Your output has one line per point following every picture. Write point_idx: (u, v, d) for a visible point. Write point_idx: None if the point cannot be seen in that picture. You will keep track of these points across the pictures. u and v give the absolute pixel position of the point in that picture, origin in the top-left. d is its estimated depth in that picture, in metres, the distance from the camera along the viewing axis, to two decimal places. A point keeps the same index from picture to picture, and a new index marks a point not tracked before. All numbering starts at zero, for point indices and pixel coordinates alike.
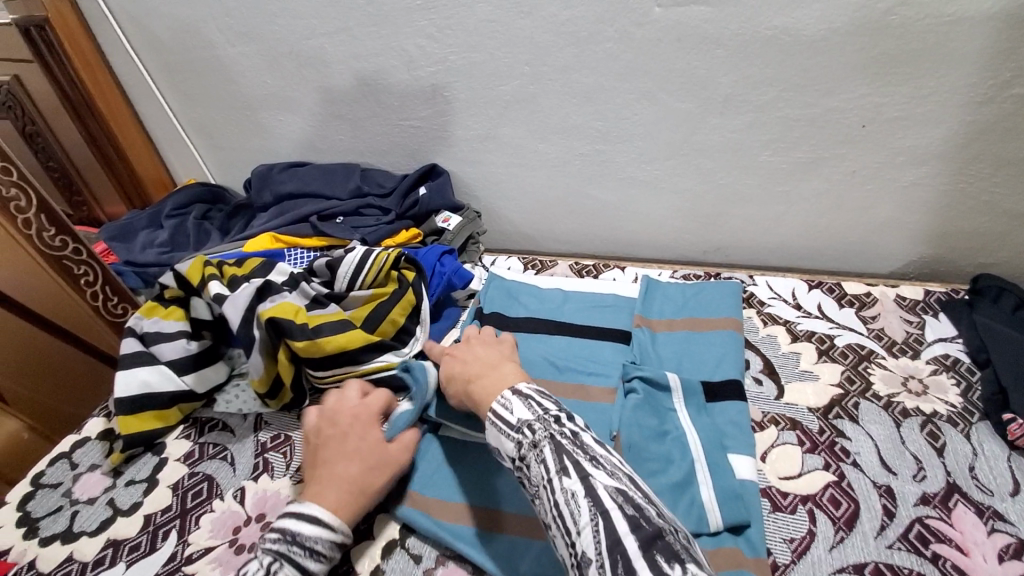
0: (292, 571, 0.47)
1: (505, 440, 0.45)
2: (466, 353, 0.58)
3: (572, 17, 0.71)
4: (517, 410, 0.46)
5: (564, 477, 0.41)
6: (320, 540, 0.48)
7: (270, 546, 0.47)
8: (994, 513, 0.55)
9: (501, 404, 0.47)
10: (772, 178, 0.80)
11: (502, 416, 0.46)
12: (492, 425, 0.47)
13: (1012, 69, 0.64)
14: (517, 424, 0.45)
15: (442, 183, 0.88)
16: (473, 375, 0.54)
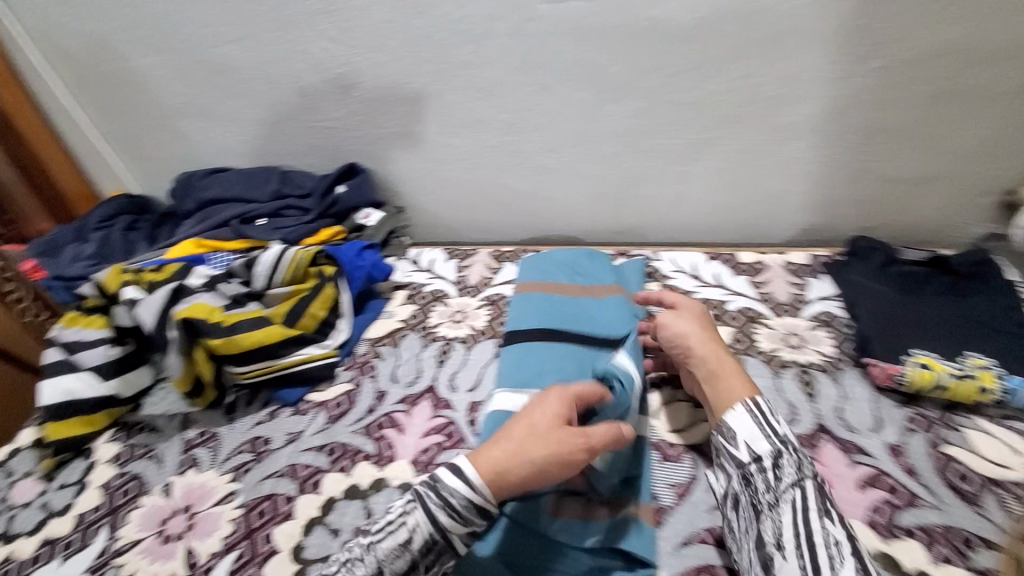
0: (422, 517, 0.48)
1: (763, 440, 0.51)
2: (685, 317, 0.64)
3: (465, 15, 0.75)
4: (771, 424, 0.52)
5: (828, 522, 0.45)
6: (457, 495, 0.47)
7: (415, 487, 0.49)
8: (856, 448, 0.59)
9: (760, 405, 0.53)
10: (668, 159, 0.86)
11: (767, 420, 0.52)
12: (741, 417, 0.53)
13: (863, 46, 0.71)
14: (783, 436, 0.51)
15: (361, 181, 0.91)
16: (708, 362, 0.59)
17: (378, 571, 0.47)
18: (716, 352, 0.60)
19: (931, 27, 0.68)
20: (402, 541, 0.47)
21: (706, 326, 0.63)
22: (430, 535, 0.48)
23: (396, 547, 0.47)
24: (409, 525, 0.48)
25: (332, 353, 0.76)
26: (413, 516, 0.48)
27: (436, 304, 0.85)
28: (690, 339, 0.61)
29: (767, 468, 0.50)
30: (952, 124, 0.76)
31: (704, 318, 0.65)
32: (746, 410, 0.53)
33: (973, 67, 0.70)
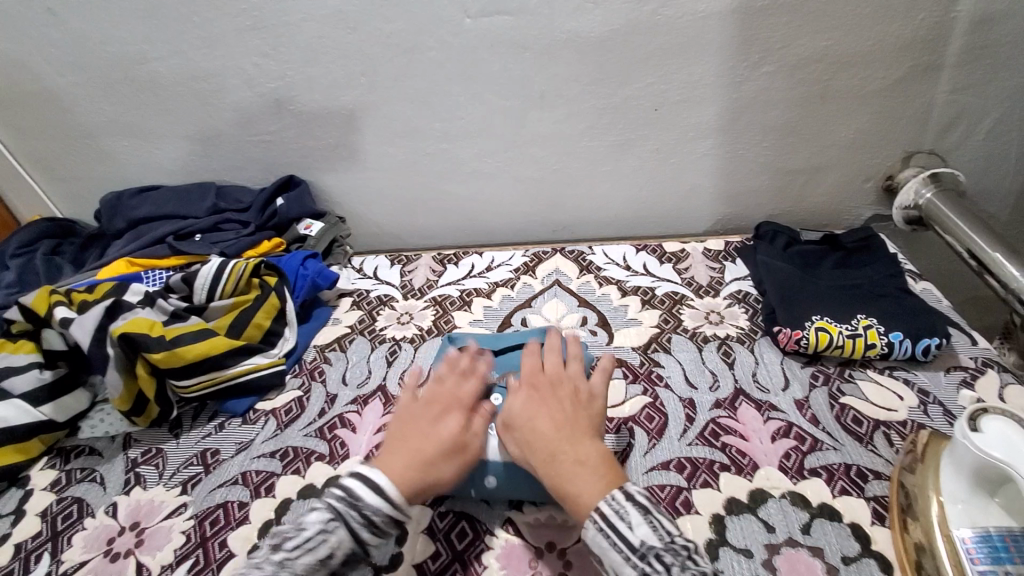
0: (345, 534, 0.46)
1: (626, 564, 0.42)
2: (544, 412, 0.54)
3: (394, 31, 0.80)
4: (637, 529, 0.43)
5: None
6: (379, 513, 0.47)
7: (332, 503, 0.47)
8: (770, 405, 0.67)
9: (614, 509, 0.44)
10: (595, 160, 0.92)
11: (622, 532, 0.43)
12: (597, 538, 0.44)
13: (753, 53, 0.80)
14: (642, 550, 0.42)
15: (299, 193, 0.92)
16: (550, 453, 0.50)
17: None
18: (558, 437, 0.51)
19: (809, 35, 0.78)
20: (321, 557, 0.45)
21: (566, 407, 0.54)
22: (351, 549, 0.47)
23: (313, 565, 0.45)
24: (328, 542, 0.46)
25: (278, 361, 0.77)
26: (336, 533, 0.46)
27: (382, 308, 0.88)
28: (534, 437, 0.52)
29: None
30: (834, 121, 0.86)
31: (543, 386, 0.57)
32: (598, 528, 0.44)
33: (845, 71, 0.81)
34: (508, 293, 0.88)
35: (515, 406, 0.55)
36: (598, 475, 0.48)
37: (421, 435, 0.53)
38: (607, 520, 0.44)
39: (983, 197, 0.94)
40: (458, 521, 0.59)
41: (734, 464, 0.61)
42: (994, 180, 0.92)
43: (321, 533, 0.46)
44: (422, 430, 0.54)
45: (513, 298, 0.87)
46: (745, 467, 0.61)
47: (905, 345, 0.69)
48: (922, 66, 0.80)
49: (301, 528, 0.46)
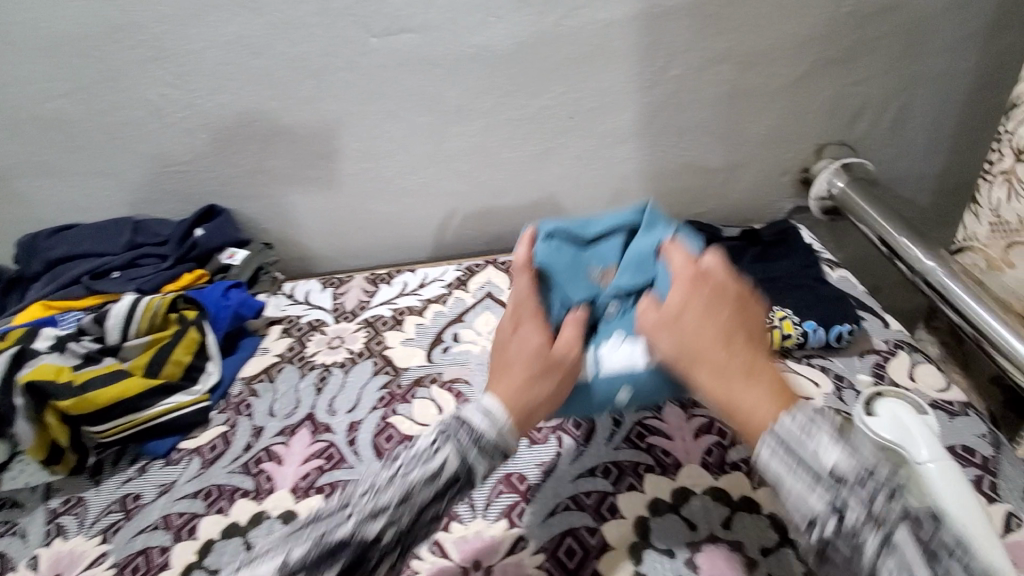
0: (453, 453, 0.47)
1: (810, 492, 0.38)
2: (703, 319, 0.47)
3: (301, 53, 0.80)
4: (830, 453, 0.39)
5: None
6: (490, 428, 0.48)
7: (446, 422, 0.49)
8: (694, 403, 0.68)
9: (800, 431, 0.41)
10: (519, 170, 0.93)
11: (806, 460, 0.39)
12: (771, 464, 0.41)
13: (658, 58, 0.82)
14: (833, 474, 0.38)
15: (221, 222, 0.90)
16: (724, 365, 0.45)
17: (403, 501, 0.45)
18: (756, 343, 0.47)
19: (708, 38, 0.81)
20: (433, 472, 0.46)
21: (741, 308, 0.48)
22: (456, 470, 0.46)
23: (426, 478, 0.46)
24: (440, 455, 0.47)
25: (201, 397, 0.75)
26: (443, 449, 0.47)
27: (312, 334, 0.86)
28: (691, 349, 0.46)
29: (831, 533, 0.37)
30: (747, 118, 0.89)
31: (711, 280, 0.49)
32: (773, 449, 0.41)
33: (748, 70, 0.84)
34: (440, 309, 0.87)
35: (673, 307, 0.48)
36: (772, 394, 0.44)
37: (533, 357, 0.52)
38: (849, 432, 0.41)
39: (896, 183, 0.97)
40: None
41: (658, 464, 0.62)
42: (904, 166, 0.95)
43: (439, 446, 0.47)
44: (510, 348, 0.54)
45: (445, 313, 0.86)
46: (669, 467, 0.62)
47: (818, 332, 0.70)
48: (820, 61, 0.84)
49: (416, 445, 0.48)
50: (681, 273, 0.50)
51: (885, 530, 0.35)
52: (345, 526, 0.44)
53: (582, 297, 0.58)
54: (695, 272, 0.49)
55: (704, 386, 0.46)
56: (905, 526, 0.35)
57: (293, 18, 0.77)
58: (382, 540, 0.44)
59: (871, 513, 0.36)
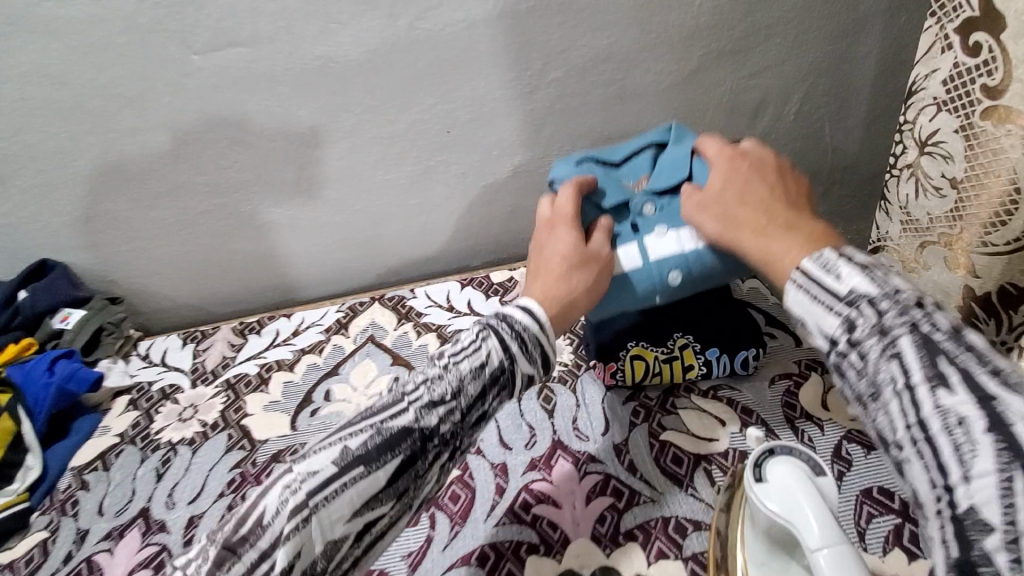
0: (496, 342, 0.48)
1: (828, 314, 0.35)
2: (747, 191, 0.49)
3: (112, 79, 0.67)
4: (847, 278, 0.35)
5: (943, 391, 0.30)
6: (527, 330, 0.50)
7: (485, 320, 0.51)
8: (587, 457, 0.59)
9: (821, 266, 0.37)
10: (399, 194, 0.82)
11: (826, 284, 0.36)
12: (795, 296, 0.38)
13: (535, 60, 0.73)
14: (850, 297, 0.35)
15: (51, 281, 0.77)
16: (772, 226, 0.45)
17: (456, 393, 0.46)
18: (772, 202, 0.47)
19: (587, 35, 0.72)
20: (478, 365, 0.47)
21: (773, 184, 0.50)
22: (500, 362, 0.48)
23: (473, 367, 0.47)
24: (485, 346, 0.48)
25: (18, 498, 0.63)
26: (489, 341, 0.48)
27: (163, 404, 0.74)
28: (734, 215, 0.48)
29: (845, 352, 0.34)
30: (644, 119, 0.81)
31: (755, 168, 0.52)
32: (799, 286, 0.38)
33: (637, 67, 0.75)
34: (314, 361, 0.76)
35: (714, 185, 0.51)
36: (795, 232, 0.44)
37: (544, 270, 0.54)
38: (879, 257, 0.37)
39: (813, 177, 0.91)
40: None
41: (543, 542, 0.53)
42: (817, 159, 0.89)
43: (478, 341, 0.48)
44: (543, 254, 0.55)
45: (319, 365, 0.75)
46: (555, 544, 0.53)
47: (722, 360, 0.63)
48: (714, 53, 0.76)
49: (458, 341, 0.49)
50: (725, 164, 0.53)
51: (888, 346, 0.32)
52: (401, 416, 0.44)
53: (618, 201, 0.59)
54: (732, 154, 0.53)
55: (743, 246, 0.46)
56: (925, 327, 0.32)
57: (94, 38, 0.65)
58: (427, 431, 0.44)
59: (881, 325, 0.33)
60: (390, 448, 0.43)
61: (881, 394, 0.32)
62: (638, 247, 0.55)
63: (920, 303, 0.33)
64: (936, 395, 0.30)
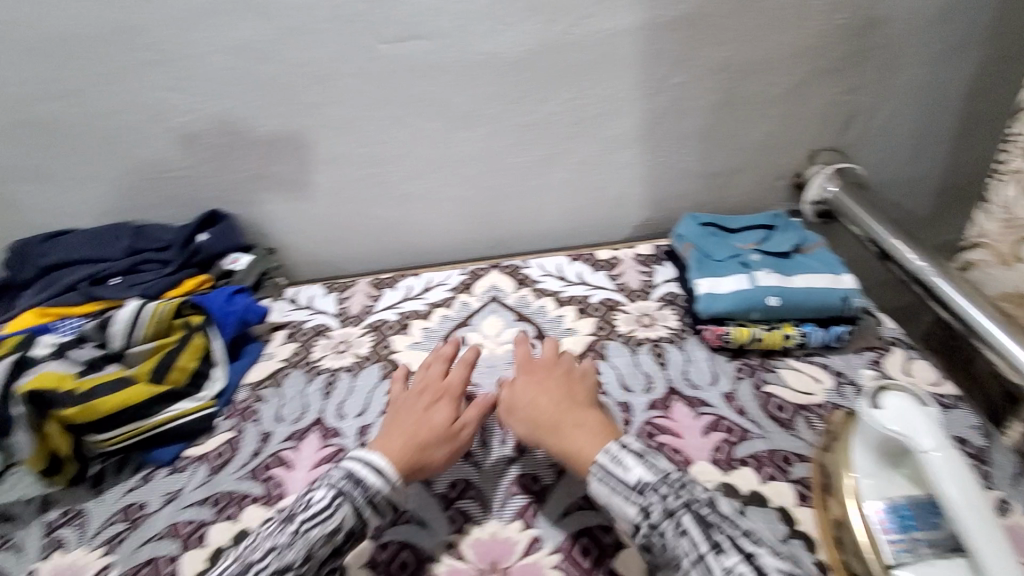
0: (349, 511, 0.53)
1: (628, 504, 0.50)
2: (547, 389, 0.63)
3: (310, 59, 0.79)
4: (633, 469, 0.51)
5: (722, 556, 0.45)
6: (376, 492, 0.55)
7: (336, 482, 0.55)
8: (700, 401, 0.70)
9: (611, 458, 0.53)
10: (524, 175, 0.94)
11: (621, 475, 0.51)
12: (599, 483, 0.52)
13: (663, 66, 0.84)
14: (638, 486, 0.50)
15: (224, 229, 0.89)
16: (555, 417, 0.59)
17: (307, 558, 0.51)
18: (570, 407, 0.60)
19: (709, 47, 0.84)
20: (330, 531, 0.52)
21: (574, 398, 0.61)
22: (354, 526, 0.53)
23: (324, 536, 0.52)
24: (341, 514, 0.52)
25: (207, 404, 0.74)
26: (341, 508, 0.53)
27: (317, 338, 0.86)
28: (563, 429, 0.58)
29: (648, 532, 0.48)
30: (743, 126, 0.92)
31: (576, 392, 0.62)
32: (600, 476, 0.52)
33: (747, 79, 0.87)
34: (446, 313, 0.88)
35: (516, 399, 0.63)
36: (593, 435, 0.56)
37: (411, 424, 0.62)
38: (651, 451, 0.54)
39: (885, 187, 1.01)
40: (405, 512, 0.62)
41: (668, 462, 0.63)
42: (891, 173, 0.99)
43: (334, 508, 0.53)
44: (417, 417, 0.63)
45: (451, 317, 0.87)
46: (678, 463, 0.63)
47: (817, 332, 0.74)
48: (816, 69, 0.87)
49: (312, 502, 0.53)
50: (544, 366, 0.66)
51: (676, 521, 0.47)
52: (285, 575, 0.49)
53: (729, 253, 0.82)
54: (563, 395, 0.62)
55: (569, 441, 0.57)
56: (695, 507, 0.48)
57: (305, 23, 0.76)
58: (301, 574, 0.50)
59: (666, 509, 0.48)
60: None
61: (676, 562, 0.46)
62: (754, 292, 0.75)
63: (675, 478, 0.51)
64: (719, 558, 0.45)
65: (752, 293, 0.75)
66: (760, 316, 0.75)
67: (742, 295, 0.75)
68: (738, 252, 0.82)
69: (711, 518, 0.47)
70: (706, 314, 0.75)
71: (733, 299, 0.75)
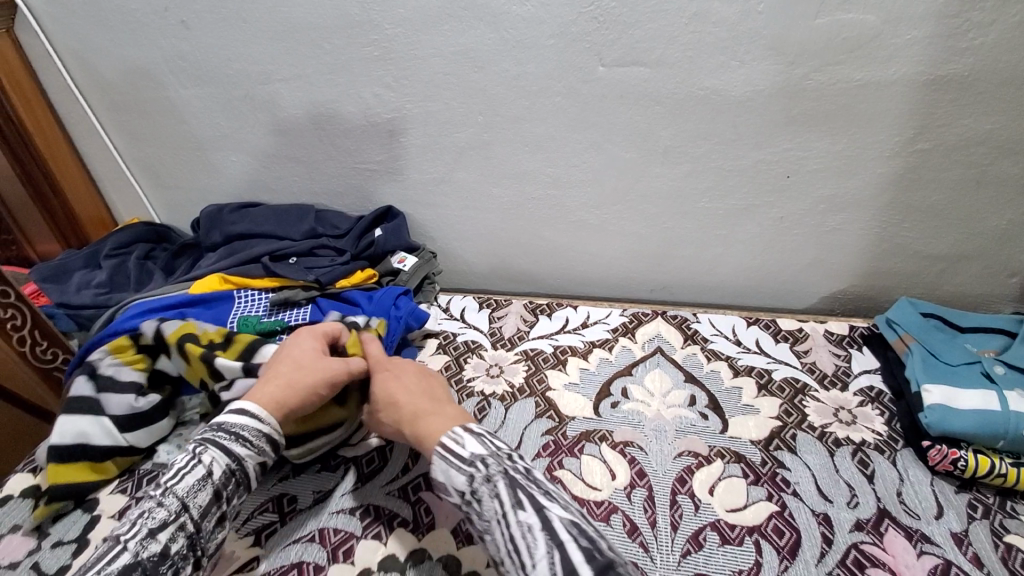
0: (216, 452, 0.53)
1: (459, 474, 0.50)
2: (405, 382, 0.61)
3: (521, 73, 0.76)
4: (469, 445, 0.51)
5: (520, 511, 0.46)
6: (247, 427, 0.55)
7: (198, 436, 0.55)
8: (922, 536, 0.58)
9: (451, 439, 0.52)
10: (711, 222, 0.86)
11: (456, 452, 0.51)
12: (441, 466, 0.51)
13: (913, 128, 0.73)
14: (470, 459, 0.50)
15: (397, 225, 0.90)
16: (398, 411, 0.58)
17: (185, 506, 0.51)
18: (429, 400, 0.59)
19: (976, 116, 0.70)
20: (202, 475, 0.52)
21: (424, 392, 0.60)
22: (226, 465, 0.53)
23: (198, 481, 0.52)
24: (205, 461, 0.52)
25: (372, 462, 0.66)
26: (207, 453, 0.53)
27: (470, 356, 0.82)
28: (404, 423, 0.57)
29: (468, 500, 0.49)
30: (990, 209, 0.78)
31: (424, 387, 0.61)
32: (440, 458, 0.51)
33: (1014, 156, 0.73)
34: (605, 357, 0.81)
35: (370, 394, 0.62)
36: (450, 419, 0.55)
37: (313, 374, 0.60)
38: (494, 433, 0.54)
39: None
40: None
41: None
42: None
43: (197, 459, 0.53)
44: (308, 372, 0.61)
45: (610, 362, 0.80)
46: None
47: None
48: None
49: (170, 464, 0.53)
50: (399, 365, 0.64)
51: (492, 484, 0.48)
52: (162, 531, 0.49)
53: (964, 359, 0.70)
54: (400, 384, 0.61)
55: (423, 430, 0.55)
56: (510, 475, 0.49)
57: (526, 36, 0.72)
58: (191, 512, 0.51)
59: (486, 476, 0.49)
60: (206, 516, 0.52)
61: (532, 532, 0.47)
62: (1007, 416, 0.63)
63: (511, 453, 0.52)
64: (516, 514, 0.46)
65: (1004, 417, 0.63)
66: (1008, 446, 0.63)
67: (990, 417, 0.63)
68: (976, 359, 0.70)
69: (521, 482, 0.49)
70: (938, 432, 0.64)
71: (976, 419, 0.64)
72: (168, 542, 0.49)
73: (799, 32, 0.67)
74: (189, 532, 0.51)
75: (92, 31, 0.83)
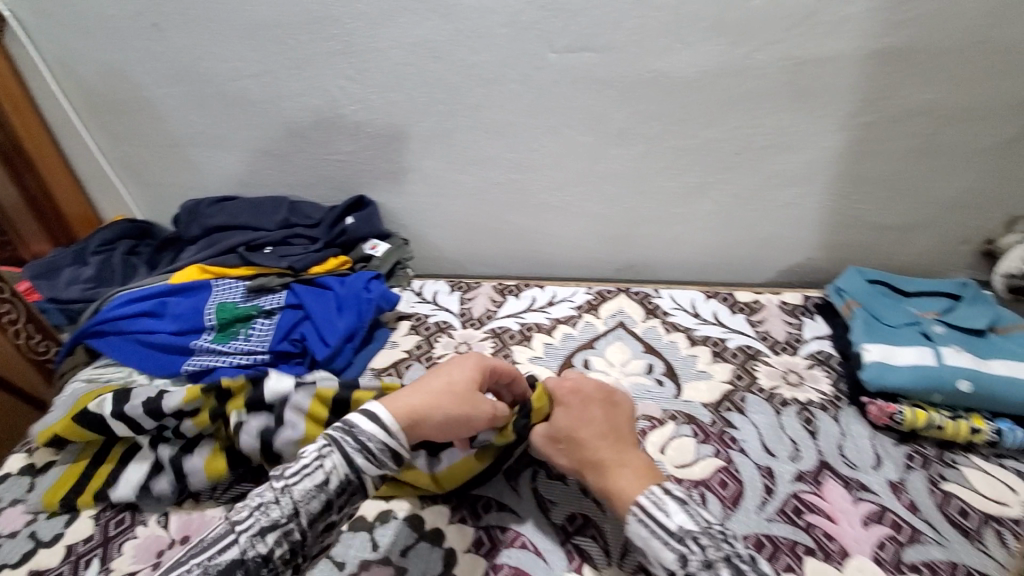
0: (338, 458, 0.50)
1: (664, 548, 0.46)
2: (594, 419, 0.58)
3: (478, 61, 0.79)
4: (674, 515, 0.47)
5: None
6: (373, 439, 0.51)
7: (331, 431, 0.52)
8: (859, 484, 0.62)
9: (652, 501, 0.49)
10: (670, 201, 0.89)
11: (660, 520, 0.47)
12: (638, 529, 0.48)
13: (852, 102, 0.76)
14: (679, 533, 0.46)
15: (369, 214, 0.94)
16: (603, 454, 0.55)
17: (294, 513, 0.47)
18: (615, 443, 0.56)
19: (912, 88, 0.74)
20: (319, 483, 0.48)
21: (618, 432, 0.57)
22: (345, 475, 0.50)
23: (314, 488, 0.48)
24: (325, 465, 0.49)
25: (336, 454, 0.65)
26: (331, 457, 0.50)
27: (440, 335, 0.86)
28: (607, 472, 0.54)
29: None
30: (933, 178, 0.81)
31: (617, 426, 0.58)
32: (638, 520, 0.48)
33: (950, 126, 0.76)
34: (569, 332, 0.84)
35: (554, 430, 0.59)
36: (637, 474, 0.53)
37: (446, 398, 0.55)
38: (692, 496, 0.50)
39: None
40: (518, 536, 0.60)
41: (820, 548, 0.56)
42: None
43: (320, 458, 0.49)
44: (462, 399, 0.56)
45: (574, 337, 0.84)
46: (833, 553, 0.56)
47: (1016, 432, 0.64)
48: None
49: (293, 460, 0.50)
50: (586, 390, 0.60)
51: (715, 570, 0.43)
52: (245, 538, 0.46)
53: (905, 319, 0.74)
54: (588, 423, 0.58)
55: (614, 483, 0.53)
56: (735, 561, 0.44)
57: (480, 25, 0.76)
58: (299, 520, 0.48)
59: (705, 560, 0.44)
60: (313, 525, 0.48)
61: None
62: (939, 371, 0.67)
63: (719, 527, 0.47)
64: None
65: (936, 372, 0.67)
66: (941, 399, 0.67)
67: (923, 373, 0.67)
68: (916, 319, 0.74)
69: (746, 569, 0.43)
70: (876, 387, 0.68)
71: (911, 375, 0.67)
72: (273, 546, 0.46)
73: (736, 14, 0.71)
74: (295, 539, 0.47)
75: (70, 35, 0.87)
